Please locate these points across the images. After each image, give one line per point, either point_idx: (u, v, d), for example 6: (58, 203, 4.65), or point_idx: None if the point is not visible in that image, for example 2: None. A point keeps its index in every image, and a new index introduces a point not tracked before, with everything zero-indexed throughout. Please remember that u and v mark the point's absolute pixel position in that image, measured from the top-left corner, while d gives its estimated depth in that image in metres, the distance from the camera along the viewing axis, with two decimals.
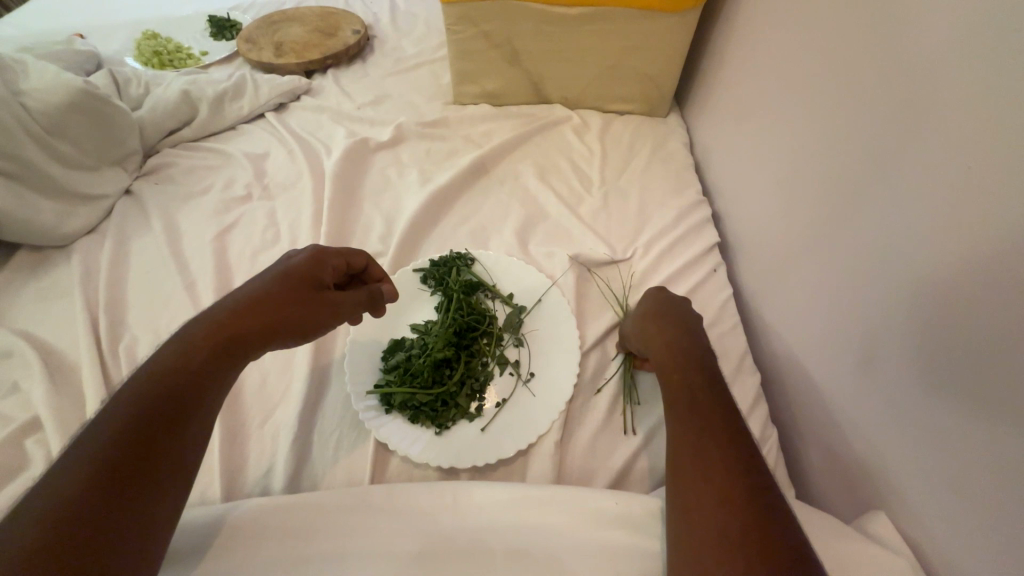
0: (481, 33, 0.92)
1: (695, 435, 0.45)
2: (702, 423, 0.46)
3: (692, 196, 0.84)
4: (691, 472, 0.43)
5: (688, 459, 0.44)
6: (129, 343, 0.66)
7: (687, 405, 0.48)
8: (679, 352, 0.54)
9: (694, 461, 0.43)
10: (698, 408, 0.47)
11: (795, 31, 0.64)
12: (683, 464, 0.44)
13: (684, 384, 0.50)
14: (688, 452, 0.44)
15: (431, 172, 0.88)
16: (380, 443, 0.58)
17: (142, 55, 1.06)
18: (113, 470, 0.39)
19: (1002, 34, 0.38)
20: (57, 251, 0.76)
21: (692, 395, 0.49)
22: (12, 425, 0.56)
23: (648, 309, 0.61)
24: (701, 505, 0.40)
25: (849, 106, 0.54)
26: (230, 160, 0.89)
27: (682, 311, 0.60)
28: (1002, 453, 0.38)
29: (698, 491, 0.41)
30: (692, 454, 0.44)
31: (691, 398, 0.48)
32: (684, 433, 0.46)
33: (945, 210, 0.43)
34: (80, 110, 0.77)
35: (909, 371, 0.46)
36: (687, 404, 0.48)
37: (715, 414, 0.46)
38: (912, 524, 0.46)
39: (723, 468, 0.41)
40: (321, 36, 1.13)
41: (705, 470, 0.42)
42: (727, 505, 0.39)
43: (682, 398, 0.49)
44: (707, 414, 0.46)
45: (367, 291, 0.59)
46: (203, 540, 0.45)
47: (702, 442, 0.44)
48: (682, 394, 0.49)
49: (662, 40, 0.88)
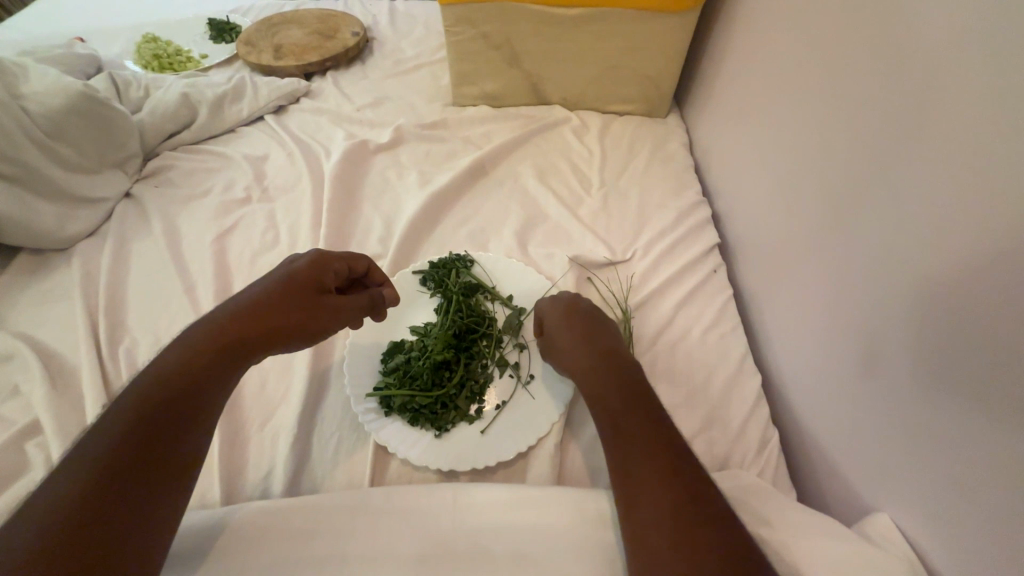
0: (480, 35, 0.92)
1: (637, 451, 0.44)
2: (644, 436, 0.45)
3: (692, 196, 0.84)
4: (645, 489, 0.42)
5: (634, 478, 0.43)
6: (129, 346, 0.66)
7: (622, 421, 0.47)
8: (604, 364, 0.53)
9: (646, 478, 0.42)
10: (638, 421, 0.46)
11: (794, 30, 0.64)
12: (632, 480, 0.43)
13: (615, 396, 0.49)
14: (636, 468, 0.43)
15: (431, 173, 0.88)
16: (380, 445, 0.58)
17: (142, 58, 1.06)
18: (114, 472, 0.39)
19: (1002, 31, 0.38)
20: (57, 253, 0.76)
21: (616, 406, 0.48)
22: (13, 428, 0.56)
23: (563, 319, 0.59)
24: (656, 524, 0.39)
25: (849, 105, 0.54)
26: (230, 162, 0.89)
27: (600, 321, 0.59)
28: (1003, 452, 0.38)
29: (651, 510, 0.40)
30: (640, 471, 0.43)
31: (627, 412, 0.47)
32: (625, 451, 0.45)
33: (946, 209, 0.43)
34: (79, 113, 0.77)
35: (910, 371, 0.46)
36: (619, 420, 0.47)
37: (651, 429, 0.45)
38: (914, 525, 0.46)
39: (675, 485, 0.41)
40: (320, 38, 1.13)
41: (656, 487, 0.41)
42: (685, 522, 0.39)
43: (610, 416, 0.48)
44: (646, 430, 0.45)
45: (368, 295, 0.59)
46: (201, 544, 0.45)
47: (647, 459, 0.43)
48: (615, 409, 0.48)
49: (662, 40, 0.88)
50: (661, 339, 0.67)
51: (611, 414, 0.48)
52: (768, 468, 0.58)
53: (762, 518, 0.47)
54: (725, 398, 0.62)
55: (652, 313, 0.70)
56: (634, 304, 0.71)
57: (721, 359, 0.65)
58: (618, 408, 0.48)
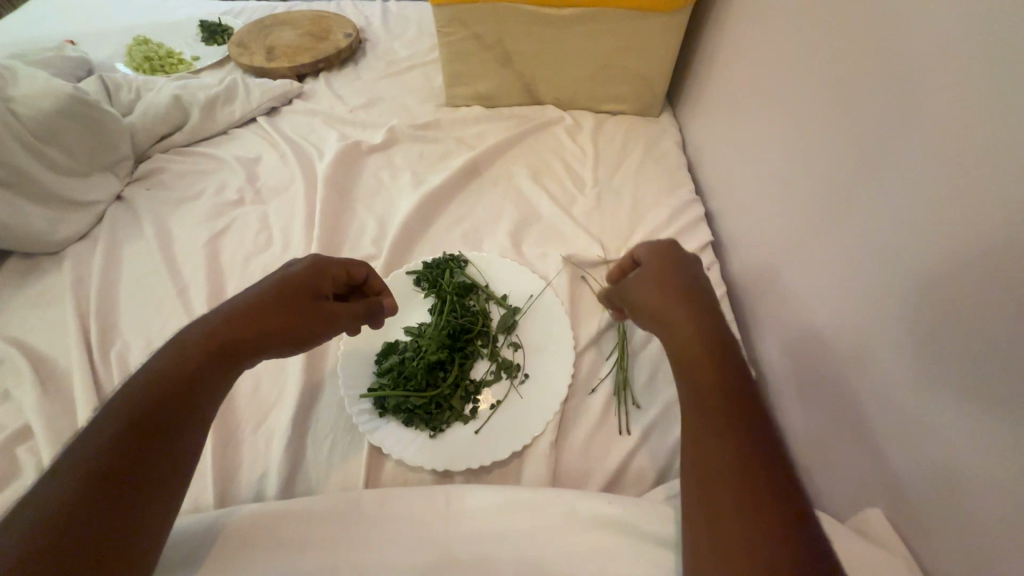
0: (472, 36, 0.92)
1: (712, 423, 0.42)
2: (723, 412, 0.42)
3: (685, 194, 0.84)
4: (704, 460, 0.41)
5: (705, 450, 0.41)
6: (121, 349, 0.65)
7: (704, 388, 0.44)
8: (686, 307, 0.48)
9: (717, 451, 0.41)
10: (720, 389, 0.43)
11: (785, 30, 0.65)
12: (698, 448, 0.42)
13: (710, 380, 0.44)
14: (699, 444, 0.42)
15: (424, 173, 0.88)
16: (375, 447, 0.57)
17: (133, 61, 1.06)
18: (107, 476, 0.39)
19: (991, 32, 0.38)
20: (48, 257, 0.75)
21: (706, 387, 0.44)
22: (3, 433, 0.56)
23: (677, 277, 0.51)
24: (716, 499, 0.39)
25: (840, 104, 0.55)
26: (223, 164, 0.89)
27: (699, 279, 0.51)
28: (997, 446, 0.38)
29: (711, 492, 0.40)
30: (712, 445, 0.41)
31: (702, 374, 0.44)
32: (702, 420, 0.43)
33: (940, 203, 0.43)
34: (69, 117, 0.77)
35: (903, 364, 0.46)
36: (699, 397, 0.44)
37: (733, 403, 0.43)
38: (906, 518, 0.46)
39: (744, 463, 0.40)
40: (312, 39, 1.13)
41: (723, 457, 0.40)
42: (745, 505, 0.38)
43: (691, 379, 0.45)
44: (728, 400, 0.43)
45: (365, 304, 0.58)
46: (196, 546, 0.45)
47: (721, 430, 0.41)
48: (697, 366, 0.45)
49: (654, 39, 0.89)
50: None
51: (688, 368, 0.45)
52: None
53: None
54: None
55: None
56: None
57: None
58: (695, 358, 0.45)
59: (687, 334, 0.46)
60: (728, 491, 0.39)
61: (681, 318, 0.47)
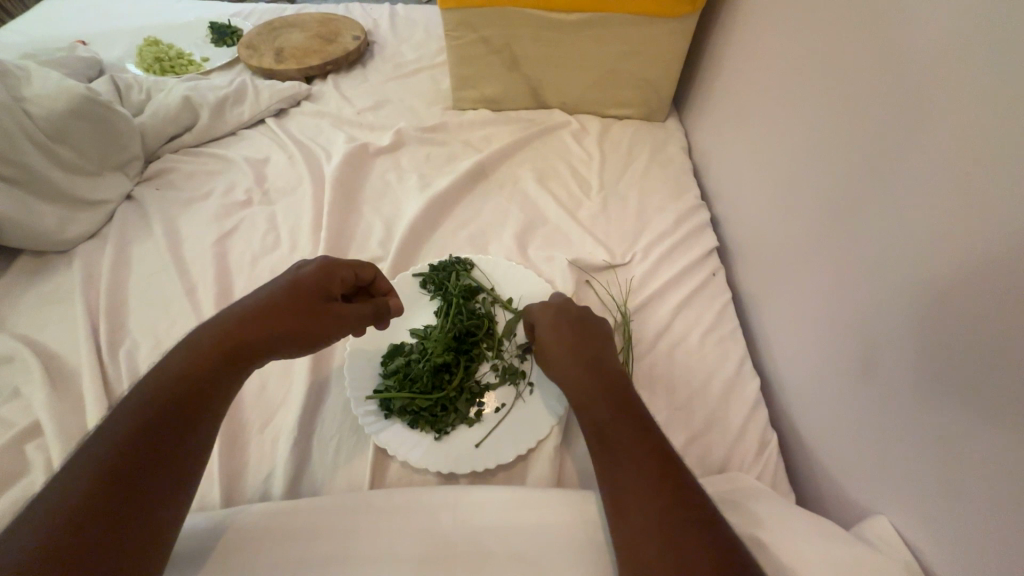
0: (479, 39, 0.93)
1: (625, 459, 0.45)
2: (637, 443, 0.45)
3: (691, 199, 0.84)
4: (616, 479, 0.43)
5: (621, 489, 0.43)
6: (130, 347, 0.66)
7: (605, 424, 0.47)
8: (580, 368, 0.53)
9: (629, 477, 0.43)
10: (619, 421, 0.47)
11: (791, 37, 0.65)
12: (608, 474, 0.44)
13: (602, 417, 0.48)
14: (619, 476, 0.43)
15: (431, 176, 0.89)
16: (380, 448, 0.58)
17: (144, 62, 1.07)
18: (118, 476, 0.39)
19: (995, 43, 0.39)
20: (58, 256, 0.76)
21: (614, 422, 0.47)
22: (13, 430, 0.56)
23: (573, 339, 0.57)
24: (637, 534, 0.40)
25: (846, 109, 0.55)
26: (231, 165, 0.90)
27: (595, 337, 0.58)
28: (1004, 455, 0.37)
29: (630, 521, 0.41)
30: (625, 482, 0.43)
31: (599, 402, 0.49)
32: (614, 450, 0.45)
33: (941, 214, 0.43)
34: (81, 116, 0.77)
35: (910, 374, 0.46)
36: (607, 431, 0.47)
37: (638, 434, 0.46)
38: (911, 527, 0.46)
39: (658, 498, 0.41)
40: (321, 42, 1.14)
41: (638, 492, 0.42)
42: (659, 525, 0.39)
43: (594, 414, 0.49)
44: (629, 434, 0.46)
45: (373, 305, 0.59)
46: (200, 544, 0.45)
47: (629, 457, 0.44)
48: (595, 397, 0.50)
49: (661, 44, 0.89)
50: (660, 342, 0.68)
51: (585, 397, 0.51)
52: (766, 471, 0.58)
53: (761, 521, 0.47)
54: (723, 400, 0.62)
55: (650, 316, 0.71)
56: (633, 308, 0.71)
57: (720, 361, 0.66)
58: (589, 390, 0.51)
59: (578, 366, 0.53)
60: (652, 508, 0.40)
61: (578, 376, 0.53)
